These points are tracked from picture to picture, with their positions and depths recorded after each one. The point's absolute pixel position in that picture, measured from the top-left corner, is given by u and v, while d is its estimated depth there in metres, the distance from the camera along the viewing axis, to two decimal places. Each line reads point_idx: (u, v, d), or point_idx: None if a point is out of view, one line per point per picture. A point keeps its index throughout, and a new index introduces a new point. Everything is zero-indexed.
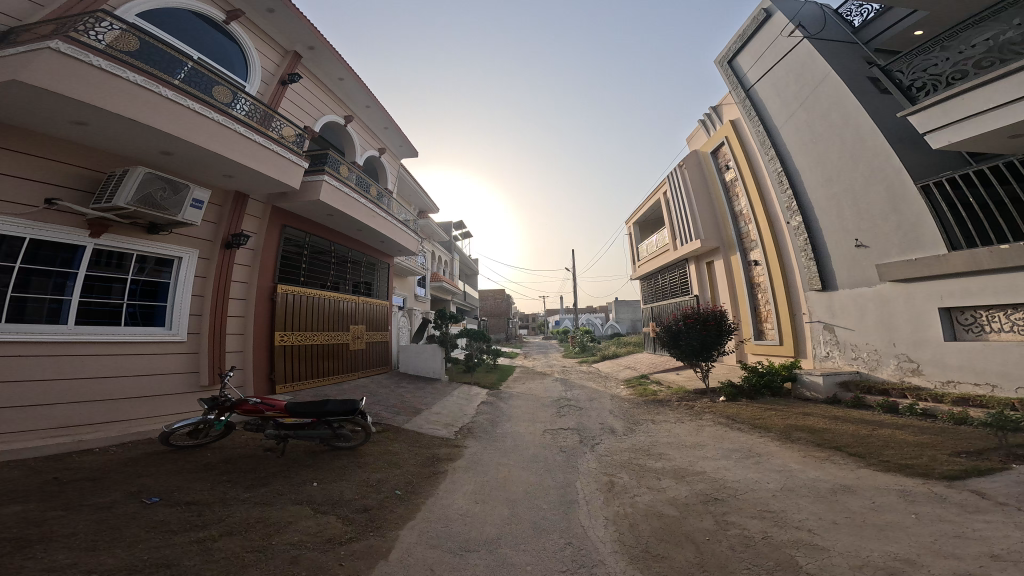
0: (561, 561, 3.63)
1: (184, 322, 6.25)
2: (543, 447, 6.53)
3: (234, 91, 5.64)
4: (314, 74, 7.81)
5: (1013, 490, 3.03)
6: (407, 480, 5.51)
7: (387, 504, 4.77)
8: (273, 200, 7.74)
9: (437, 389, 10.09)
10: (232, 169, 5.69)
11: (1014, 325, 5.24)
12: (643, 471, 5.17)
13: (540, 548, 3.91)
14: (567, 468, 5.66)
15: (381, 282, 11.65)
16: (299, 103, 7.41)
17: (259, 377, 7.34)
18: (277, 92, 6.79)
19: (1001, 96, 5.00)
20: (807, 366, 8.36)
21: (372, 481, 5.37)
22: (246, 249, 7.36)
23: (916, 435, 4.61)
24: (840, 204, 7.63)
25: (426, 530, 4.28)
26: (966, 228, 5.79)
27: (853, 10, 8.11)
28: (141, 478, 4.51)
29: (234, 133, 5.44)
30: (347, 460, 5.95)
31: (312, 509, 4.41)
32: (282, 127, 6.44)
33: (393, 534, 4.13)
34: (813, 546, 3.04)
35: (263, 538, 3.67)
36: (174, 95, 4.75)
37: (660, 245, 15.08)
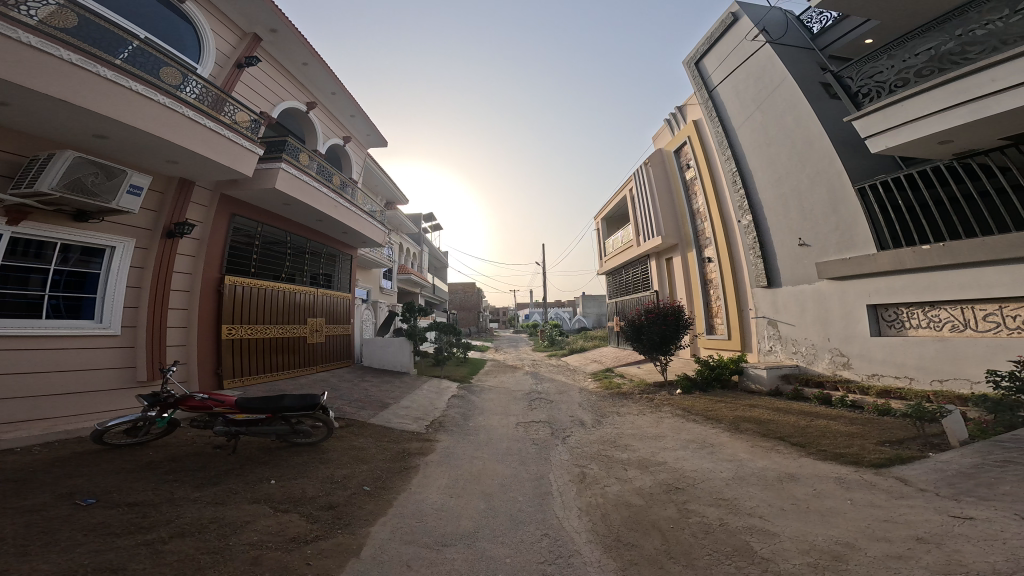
0: (539, 552, 3.82)
1: (117, 314, 5.64)
2: (516, 440, 6.74)
3: (183, 72, 5.05)
4: (274, 57, 7.14)
5: (929, 476, 3.58)
6: (375, 476, 5.46)
7: (355, 501, 4.72)
8: (222, 187, 7.12)
9: (404, 383, 9.92)
10: (177, 155, 5.12)
11: (930, 322, 5.96)
12: (611, 462, 5.50)
13: (517, 541, 4.09)
14: (540, 460, 5.91)
15: (343, 275, 11.17)
16: (256, 89, 6.76)
17: (205, 374, 6.86)
18: (232, 76, 6.14)
19: (934, 106, 5.58)
20: (752, 359, 9.14)
21: (337, 477, 5.27)
22: (189, 238, 6.74)
23: (846, 426, 5.26)
24: (788, 203, 8.26)
25: (397, 526, 4.28)
26: (893, 228, 6.50)
27: (814, 17, 8.56)
28: (74, 478, 4.15)
29: (181, 116, 4.89)
30: (308, 456, 5.78)
31: (271, 507, 4.28)
32: (236, 112, 5.80)
33: (362, 530, 4.11)
34: (765, 531, 3.41)
35: (220, 539, 3.52)
36: (115, 75, 4.20)
37: (624, 241, 15.63)
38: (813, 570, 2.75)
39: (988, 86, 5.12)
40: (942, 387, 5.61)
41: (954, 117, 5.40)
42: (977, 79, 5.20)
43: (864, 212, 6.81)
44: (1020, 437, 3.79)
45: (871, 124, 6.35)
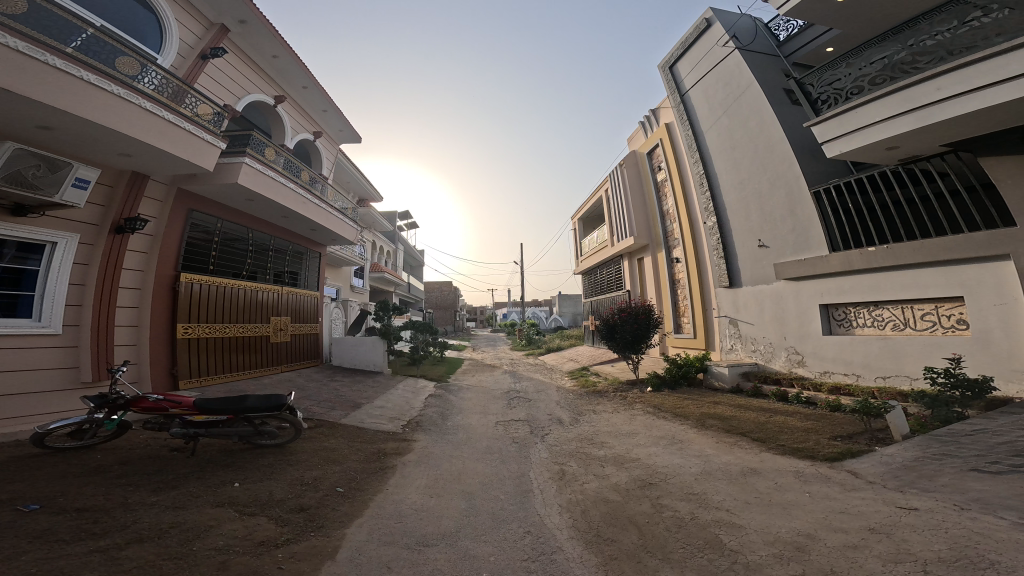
0: (522, 550, 3.91)
1: (58, 312, 5.19)
2: (496, 439, 6.86)
3: (141, 62, 4.78)
4: (242, 48, 7.02)
5: (876, 469, 4.03)
6: (349, 477, 5.36)
7: (328, 502, 4.62)
8: (180, 180, 6.62)
9: (378, 382, 9.75)
10: (131, 149, 4.82)
11: (873, 321, 6.49)
12: (589, 459, 5.71)
13: (501, 539, 4.17)
14: (521, 458, 6.05)
15: (310, 273, 10.74)
16: (221, 81, 6.60)
17: (158, 374, 6.43)
18: (196, 66, 5.99)
19: (882, 114, 5.78)
20: (715, 357, 9.67)
21: (307, 479, 5.14)
22: (141, 235, 6.27)
23: (802, 421, 5.73)
24: (749, 205, 8.72)
25: (375, 527, 4.24)
26: (842, 229, 6.99)
27: (781, 24, 8.89)
28: (12, 485, 3.86)
29: (136, 107, 4.60)
30: (275, 457, 5.61)
31: (237, 511, 4.13)
32: (198, 104, 5.50)
33: (338, 533, 4.04)
34: (732, 524, 3.68)
35: (183, 544, 3.38)
36: (65, 64, 3.95)
37: (599, 241, 16.00)
38: (778, 560, 3.00)
39: (935, 94, 5.25)
40: (885, 383, 6.14)
41: (903, 126, 5.59)
42: (925, 87, 5.33)
43: (818, 215, 7.26)
44: (952, 431, 4.29)
45: (828, 129, 6.57)
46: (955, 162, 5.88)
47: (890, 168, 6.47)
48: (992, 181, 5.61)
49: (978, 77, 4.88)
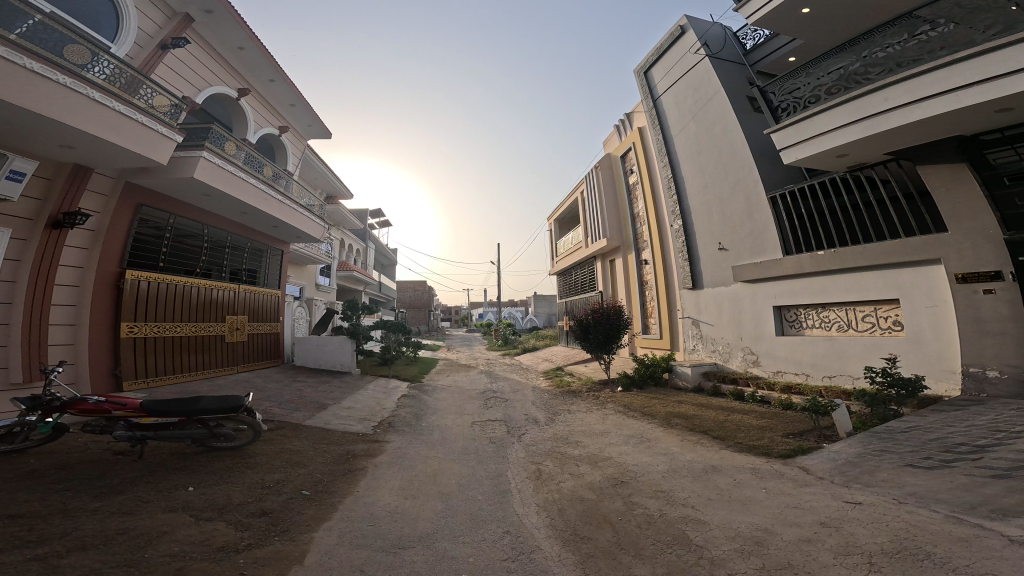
0: (502, 549, 3.83)
1: None
2: (471, 440, 6.97)
3: (93, 51, 4.78)
4: (206, 37, 7.21)
5: (824, 464, 4.55)
6: (316, 480, 5.17)
7: (293, 506, 4.44)
8: (129, 174, 6.11)
9: (347, 383, 9.43)
10: (76, 141, 4.80)
11: (821, 322, 7.09)
12: (564, 458, 5.93)
13: (479, 539, 4.08)
14: (498, 457, 6.18)
15: (271, 272, 10.12)
16: (179, 71, 6.72)
17: (97, 376, 5.81)
18: (153, 57, 6.15)
19: (837, 122, 6.05)
20: (679, 357, 10.24)
21: (268, 482, 4.90)
22: (81, 230, 5.71)
23: (758, 419, 6.27)
24: (711, 209, 9.17)
25: (345, 529, 4.10)
26: (796, 234, 7.44)
27: (748, 33, 9.33)
28: None
29: (81, 97, 4.55)
30: (232, 460, 5.31)
31: (192, 515, 3.92)
32: (154, 95, 5.50)
33: (305, 536, 3.89)
34: (698, 520, 3.95)
35: (133, 550, 3.20)
36: (8, 52, 3.92)
37: (574, 243, 16.60)
38: (740, 554, 3.26)
39: (882, 104, 5.57)
40: (831, 381, 6.74)
41: (856, 134, 5.88)
42: (874, 97, 5.65)
43: (773, 221, 7.74)
44: (892, 428, 4.88)
45: (788, 136, 6.81)
46: (896, 170, 6.29)
47: (838, 175, 6.95)
48: (927, 189, 6.05)
49: (923, 89, 5.17)
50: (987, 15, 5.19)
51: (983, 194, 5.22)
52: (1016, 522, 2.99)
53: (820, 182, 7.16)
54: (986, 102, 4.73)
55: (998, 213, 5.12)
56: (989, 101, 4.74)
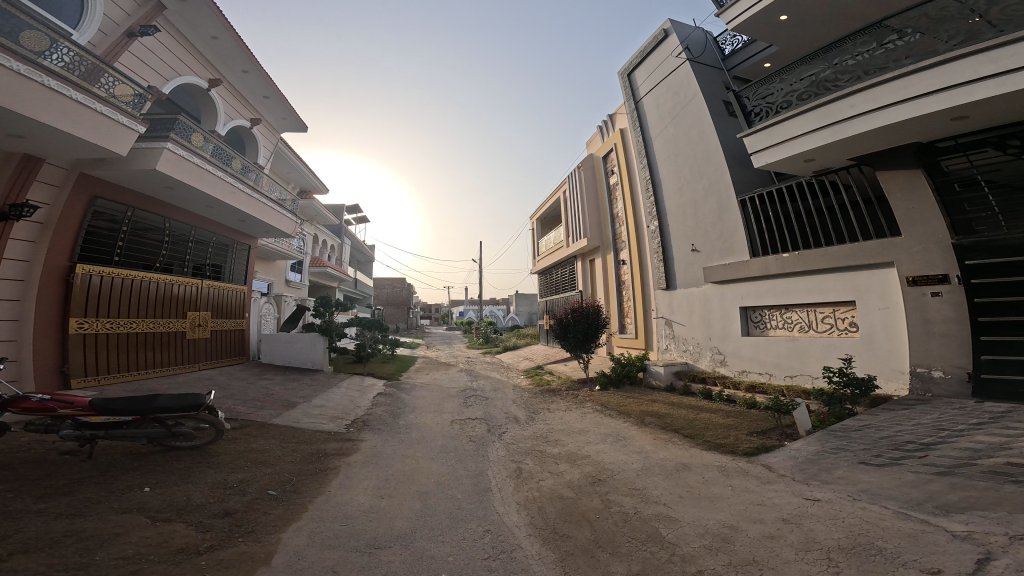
0: (483, 548, 3.73)
1: None
2: (452, 438, 7.06)
3: (52, 38, 4.98)
4: (180, 30, 7.69)
5: (784, 462, 5.09)
6: (284, 479, 4.98)
7: (258, 506, 4.26)
8: (84, 165, 5.98)
9: (316, 381, 9.06)
10: (30, 129, 4.92)
11: (783, 324, 7.66)
12: (544, 457, 6.14)
13: (458, 539, 3.93)
14: (479, 457, 6.27)
15: (238, 267, 9.78)
16: (145, 60, 7.03)
17: (42, 373, 5.52)
18: (118, 44, 6.44)
19: (804, 127, 6.30)
20: (653, 356, 10.87)
21: (232, 482, 4.67)
22: (31, 222, 5.57)
23: (724, 418, 6.86)
24: (685, 211, 9.67)
25: (316, 529, 3.97)
26: (761, 237, 7.97)
27: (728, 39, 9.63)
28: None
29: (37, 84, 4.73)
30: (192, 460, 4.92)
31: (148, 517, 3.73)
32: (115, 84, 5.75)
33: (271, 536, 3.76)
34: (669, 517, 4.15)
35: (81, 554, 3.07)
36: None
37: (555, 242, 17.29)
38: (709, 551, 3.46)
39: (849, 111, 5.77)
40: (792, 380, 7.32)
41: (818, 141, 6.18)
42: (841, 104, 5.84)
43: (742, 223, 8.22)
44: (845, 426, 5.44)
45: (758, 140, 7.02)
46: (858, 175, 6.69)
47: (806, 179, 7.34)
48: (884, 195, 6.49)
49: (885, 97, 5.39)
50: (951, 26, 5.52)
51: (935, 200, 5.65)
52: (957, 518, 3.42)
53: (788, 186, 7.58)
54: (942, 111, 4.97)
55: (949, 218, 5.56)
56: (938, 112, 5.02)
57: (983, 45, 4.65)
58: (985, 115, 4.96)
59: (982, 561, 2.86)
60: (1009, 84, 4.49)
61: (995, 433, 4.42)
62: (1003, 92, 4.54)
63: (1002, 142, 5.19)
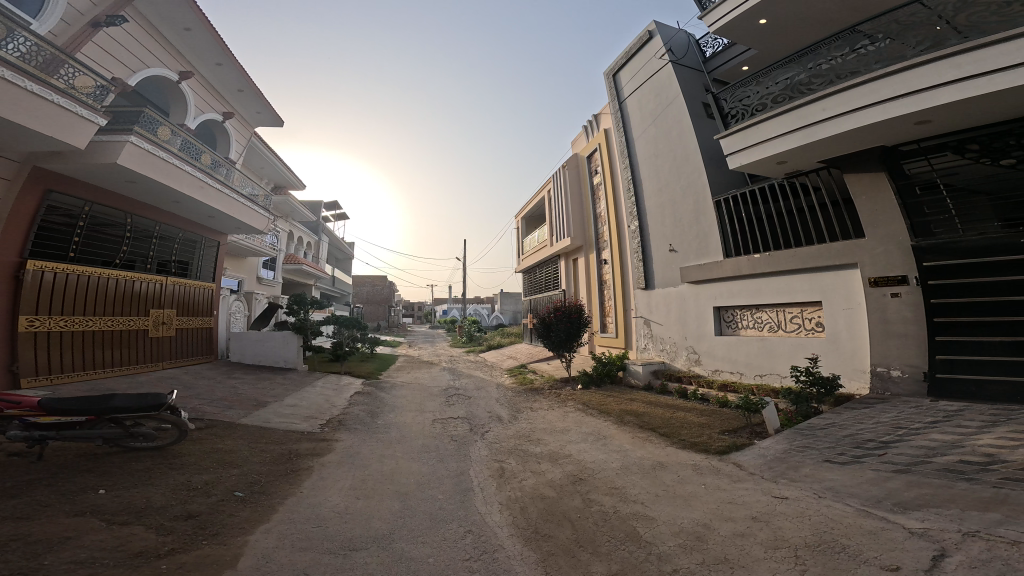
0: (463, 549, 3.65)
1: None
2: (433, 437, 7.02)
3: (8, 26, 4.78)
4: (150, 19, 7.46)
5: (754, 460, 5.15)
6: (253, 480, 4.87)
7: (223, 508, 4.15)
8: (38, 158, 5.81)
9: (289, 380, 8.90)
10: None
11: (754, 324, 7.78)
12: (526, 456, 6.12)
13: (439, 539, 3.85)
14: (461, 456, 6.23)
15: (206, 263, 9.59)
16: (110, 50, 6.78)
17: None
18: (83, 35, 6.21)
19: (777, 130, 6.37)
20: (632, 355, 10.96)
21: (196, 483, 4.54)
22: None
23: (698, 416, 6.94)
24: (665, 212, 9.75)
25: (285, 531, 3.88)
26: (735, 238, 8.06)
27: (709, 42, 9.63)
28: None
29: None
30: (152, 461, 4.76)
31: (104, 520, 3.60)
32: (76, 75, 5.54)
33: (239, 539, 3.66)
34: (647, 516, 4.13)
35: (29, 559, 2.95)
36: None
37: (540, 241, 17.29)
38: (683, 549, 3.46)
39: (821, 114, 5.82)
40: (762, 379, 7.43)
41: (789, 144, 6.26)
42: (813, 107, 5.89)
43: (718, 224, 8.30)
44: (811, 424, 5.55)
45: (733, 142, 7.06)
46: (827, 179, 6.76)
47: (778, 180, 7.43)
48: (850, 198, 6.63)
49: (854, 101, 5.45)
50: (919, 31, 5.73)
51: (896, 203, 5.79)
52: (914, 515, 3.49)
53: (760, 188, 7.66)
54: (908, 114, 5.04)
55: (909, 221, 5.70)
56: (902, 117, 5.12)
57: (947, 51, 4.72)
58: (947, 119, 5.05)
59: (937, 558, 2.91)
60: (974, 89, 4.57)
61: (949, 431, 4.56)
62: (967, 97, 4.63)
63: (961, 146, 5.36)
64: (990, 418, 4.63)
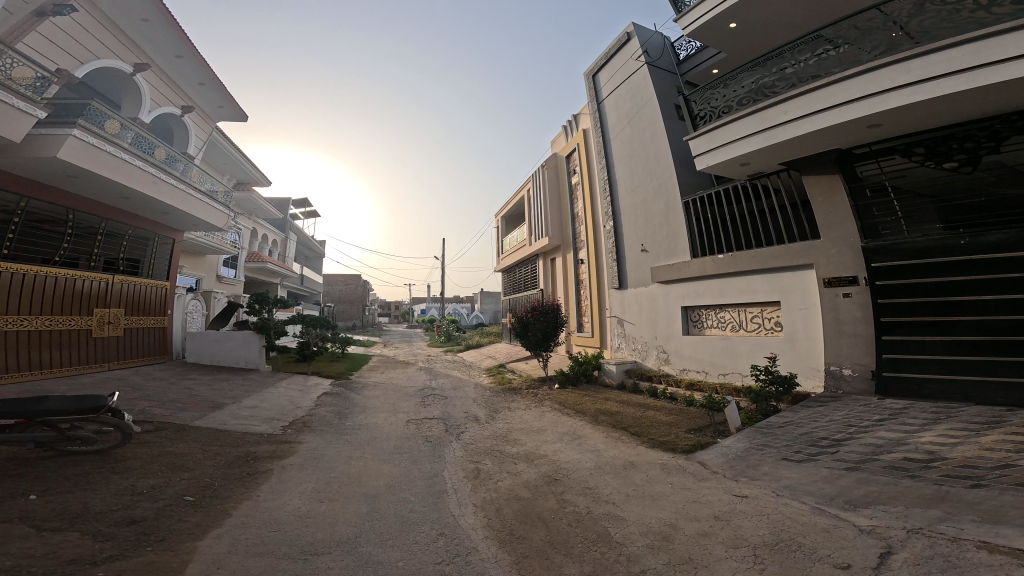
0: (435, 552, 3.54)
1: None
2: (407, 439, 6.89)
3: None
4: (104, 9, 7.15)
5: (717, 459, 5.19)
6: (206, 484, 4.67)
7: (170, 513, 3.96)
8: None
9: (251, 381, 8.63)
10: None
11: (717, 323, 7.88)
12: (503, 457, 6.05)
13: (410, 543, 3.72)
14: (435, 457, 6.13)
15: (160, 261, 9.28)
16: (58, 39, 6.46)
17: None
18: (27, 24, 5.89)
19: (740, 132, 6.45)
20: (606, 354, 11.03)
21: (142, 487, 4.32)
22: None
23: (666, 415, 6.99)
24: (638, 212, 9.82)
25: (240, 536, 3.72)
26: (701, 238, 8.15)
27: (683, 44, 9.70)
28: None
29: None
30: (93, 465, 4.51)
31: (35, 527, 3.39)
32: (14, 65, 5.26)
33: (189, 545, 3.49)
34: (618, 517, 4.10)
35: None
36: None
37: (519, 241, 17.26)
38: (651, 550, 3.43)
39: (782, 117, 5.91)
40: (725, 378, 7.53)
41: (751, 145, 6.35)
42: (775, 110, 5.97)
43: (686, 225, 8.38)
44: (770, 423, 5.63)
45: (700, 143, 7.12)
46: (787, 180, 6.91)
47: (740, 182, 7.53)
48: (807, 200, 6.79)
49: (813, 104, 5.54)
50: (874, 37, 5.71)
51: (849, 204, 5.95)
52: (863, 512, 3.55)
53: (725, 189, 7.76)
54: (861, 117, 5.16)
55: (859, 222, 5.88)
56: (858, 121, 5.23)
57: (897, 57, 4.83)
58: (898, 123, 5.19)
59: (885, 555, 2.95)
60: (922, 94, 4.69)
61: (894, 429, 4.68)
62: (915, 102, 4.75)
63: (908, 150, 5.52)
64: (933, 416, 4.78)
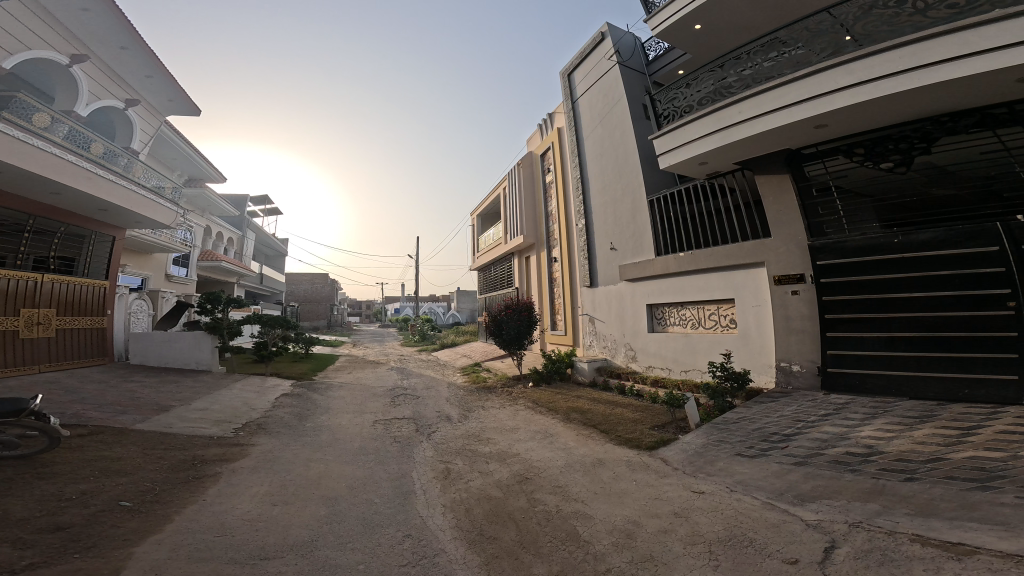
0: (400, 554, 3.43)
1: None
2: (373, 440, 6.72)
3: None
4: None
5: (679, 455, 5.22)
6: (147, 489, 4.41)
7: (103, 520, 3.71)
8: None
9: (201, 383, 8.28)
10: None
11: (680, 320, 7.97)
12: (475, 457, 5.94)
13: (375, 545, 3.60)
14: (405, 457, 5.99)
15: (98, 260, 8.81)
16: None
17: None
18: None
19: (700, 131, 6.51)
20: (579, 352, 11.09)
21: (71, 494, 4.04)
22: None
23: (633, 412, 7.02)
24: (608, 211, 9.86)
25: (181, 542, 3.51)
26: (665, 236, 8.23)
27: (652, 45, 9.76)
28: None
29: None
30: (14, 471, 4.20)
31: None
32: None
33: (124, 552, 3.27)
34: (586, 515, 4.05)
35: None
36: None
37: (494, 239, 17.15)
38: (616, 548, 3.40)
39: (737, 116, 5.98)
40: (687, 375, 7.63)
41: (708, 144, 6.41)
42: (731, 109, 6.03)
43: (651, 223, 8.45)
44: (727, 418, 5.71)
45: (663, 142, 7.17)
46: (741, 180, 7.00)
47: (700, 181, 7.62)
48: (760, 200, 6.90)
49: (766, 103, 5.62)
50: (823, 39, 5.82)
51: (798, 203, 6.11)
52: (810, 506, 3.60)
53: (687, 188, 7.85)
54: (809, 118, 5.26)
55: (806, 221, 6.03)
56: (807, 121, 5.32)
57: (841, 59, 4.93)
58: (842, 124, 5.31)
59: (829, 549, 2.98)
60: (863, 95, 4.81)
61: (837, 424, 4.80)
62: (858, 103, 4.87)
63: (850, 150, 5.62)
64: (871, 411, 4.94)
